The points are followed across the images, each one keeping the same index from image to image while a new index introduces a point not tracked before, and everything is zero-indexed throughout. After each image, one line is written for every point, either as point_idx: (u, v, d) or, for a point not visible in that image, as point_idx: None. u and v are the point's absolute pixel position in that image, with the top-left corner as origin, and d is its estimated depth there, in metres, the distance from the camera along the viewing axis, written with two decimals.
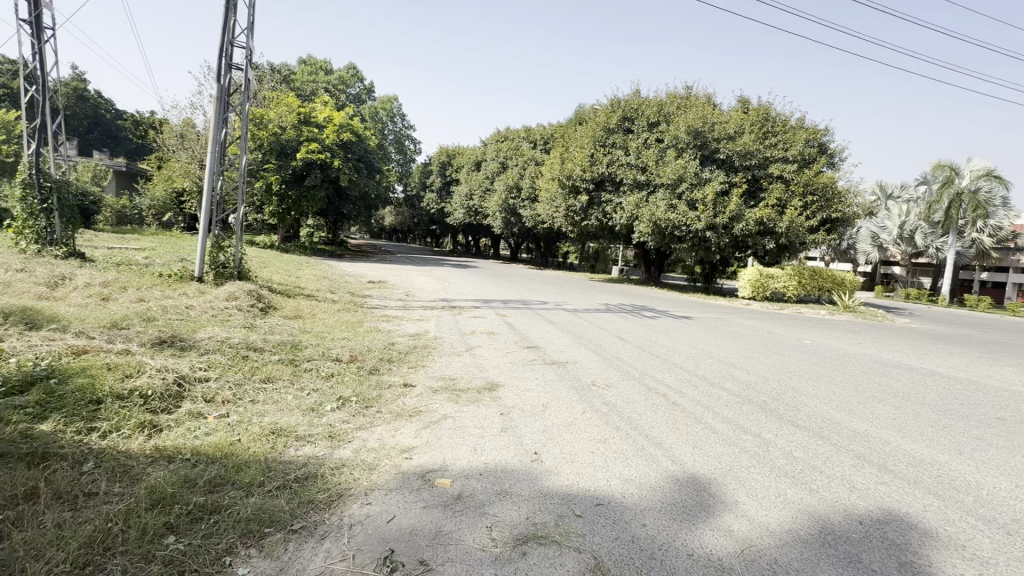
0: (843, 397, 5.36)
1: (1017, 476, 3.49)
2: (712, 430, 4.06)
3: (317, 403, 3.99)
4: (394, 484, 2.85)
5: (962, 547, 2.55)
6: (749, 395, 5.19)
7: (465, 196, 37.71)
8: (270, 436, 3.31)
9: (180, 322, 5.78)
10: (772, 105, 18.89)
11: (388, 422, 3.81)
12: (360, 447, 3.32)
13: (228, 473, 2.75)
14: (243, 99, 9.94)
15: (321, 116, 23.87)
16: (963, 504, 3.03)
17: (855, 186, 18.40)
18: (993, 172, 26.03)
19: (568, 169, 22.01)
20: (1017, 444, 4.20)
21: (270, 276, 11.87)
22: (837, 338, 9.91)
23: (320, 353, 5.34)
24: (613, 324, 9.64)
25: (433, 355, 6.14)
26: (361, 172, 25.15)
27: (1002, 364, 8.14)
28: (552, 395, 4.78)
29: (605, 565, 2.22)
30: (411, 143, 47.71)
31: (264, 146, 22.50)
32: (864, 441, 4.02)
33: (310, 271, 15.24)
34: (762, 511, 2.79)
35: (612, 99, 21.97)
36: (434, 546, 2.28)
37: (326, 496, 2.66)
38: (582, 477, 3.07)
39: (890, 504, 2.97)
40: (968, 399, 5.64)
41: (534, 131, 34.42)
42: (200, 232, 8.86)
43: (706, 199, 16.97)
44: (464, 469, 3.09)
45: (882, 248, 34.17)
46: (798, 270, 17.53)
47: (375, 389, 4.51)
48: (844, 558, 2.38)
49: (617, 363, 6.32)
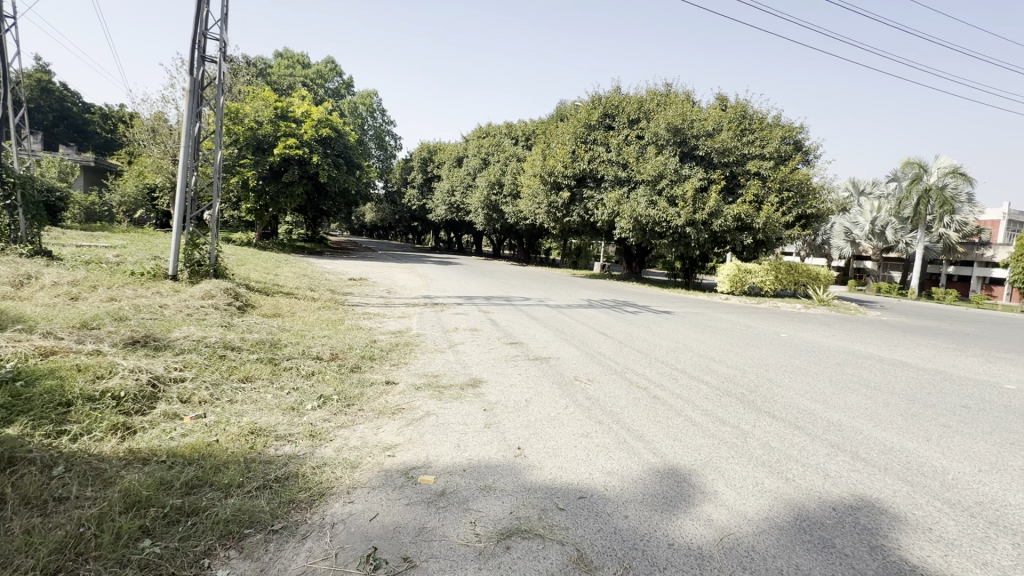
0: (818, 388, 5.51)
1: (979, 461, 3.65)
2: (693, 422, 4.13)
3: (297, 402, 3.93)
4: (376, 483, 2.82)
5: (929, 530, 2.65)
6: (728, 387, 5.29)
7: (447, 192, 37.50)
8: (250, 436, 3.25)
9: (153, 322, 5.63)
10: (749, 103, 19.23)
11: (370, 420, 3.77)
12: (342, 446, 3.28)
13: (205, 475, 2.70)
14: (217, 93, 9.68)
15: (299, 110, 23.38)
16: (930, 489, 3.15)
17: (829, 182, 18.89)
18: (959, 169, 26.99)
19: (550, 165, 22.04)
20: (980, 430, 4.39)
21: (247, 274, 11.62)
22: (812, 331, 10.18)
23: (300, 352, 5.25)
24: (595, 319, 9.73)
25: (415, 351, 6.11)
26: (340, 167, 24.78)
27: (966, 355, 8.48)
28: (535, 391, 4.79)
29: (589, 556, 2.24)
30: (392, 138, 47.19)
31: (240, 141, 21.94)
32: (837, 430, 4.14)
33: (289, 268, 14.97)
34: (741, 500, 2.85)
35: (593, 95, 22.08)
36: (418, 543, 2.28)
37: (308, 495, 2.63)
38: (565, 471, 3.10)
39: (862, 490, 3.07)
40: (935, 388, 5.85)
41: (516, 127, 34.38)
42: (174, 229, 8.63)
43: (686, 195, 17.21)
44: (447, 466, 3.09)
45: (855, 243, 35.10)
46: (775, 265, 17.92)
47: (357, 388, 4.46)
48: (818, 544, 2.45)
49: (599, 358, 6.37)
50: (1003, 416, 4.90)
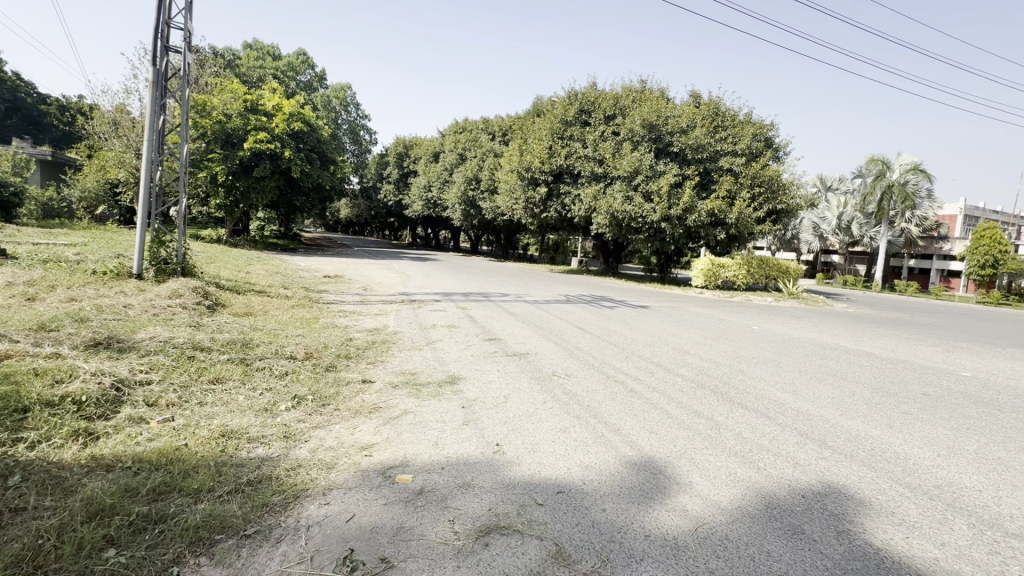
0: (789, 378, 5.68)
1: (938, 446, 3.82)
2: (668, 415, 4.20)
3: (270, 403, 3.85)
4: (353, 483, 2.78)
5: (892, 514, 2.76)
6: (702, 379, 5.41)
7: (424, 188, 37.17)
8: (221, 438, 3.16)
9: (116, 323, 5.41)
10: (721, 100, 19.59)
11: (346, 420, 3.72)
12: (317, 446, 3.22)
13: (174, 480, 2.61)
14: (183, 86, 9.34)
15: (270, 103, 22.74)
16: (892, 474, 3.28)
17: (798, 179, 19.43)
18: (920, 166, 28.08)
19: (527, 161, 22.00)
20: (938, 416, 4.60)
21: (216, 272, 11.29)
22: (782, 324, 10.48)
23: (273, 352, 5.13)
24: (573, 314, 9.79)
25: (392, 349, 6.04)
26: (314, 162, 24.29)
27: (926, 344, 8.86)
28: (513, 386, 4.80)
29: (567, 551, 2.26)
30: (367, 133, 46.45)
31: (208, 134, 21.18)
32: (807, 419, 4.27)
33: (261, 266, 14.61)
34: (715, 490, 2.91)
35: (569, 91, 22.10)
36: (396, 543, 2.26)
37: (282, 498, 2.57)
38: (543, 467, 3.11)
39: (830, 477, 3.18)
40: (898, 377, 6.09)
41: (493, 123, 34.26)
42: (138, 226, 8.32)
43: (661, 191, 17.46)
44: (426, 464, 3.07)
45: (822, 238, 36.22)
46: (747, 260, 18.35)
47: (332, 387, 4.39)
48: (788, 531, 2.52)
49: (577, 352, 6.42)
50: (959, 402, 5.13)
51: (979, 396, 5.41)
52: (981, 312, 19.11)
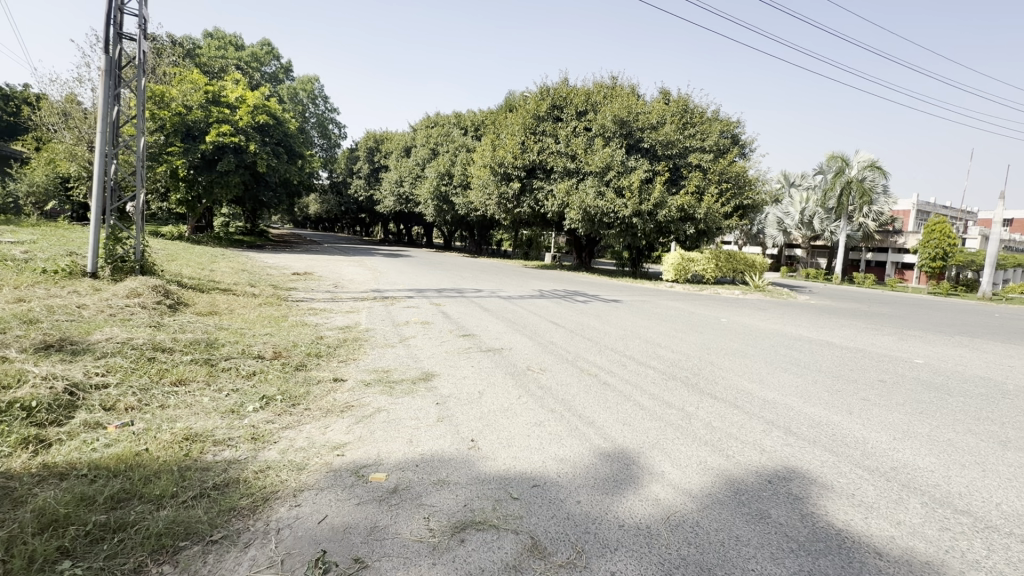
0: (755, 369, 5.86)
1: (894, 430, 4.01)
2: (641, 406, 4.28)
3: (237, 404, 3.73)
4: (325, 483, 2.72)
5: (852, 496, 2.88)
6: (673, 371, 5.53)
7: (395, 183, 36.67)
8: (185, 442, 3.05)
9: (69, 324, 5.14)
10: (689, 97, 19.95)
11: (318, 419, 3.64)
12: (287, 447, 3.14)
13: (134, 487, 2.51)
14: (139, 75, 8.91)
15: (233, 95, 21.93)
16: (853, 458, 3.43)
17: (763, 175, 20.03)
18: (876, 163, 29.32)
19: (499, 156, 21.94)
20: (894, 401, 4.83)
21: (177, 269, 10.85)
22: (749, 316, 10.81)
23: (239, 351, 4.97)
24: (546, 309, 9.85)
25: (365, 347, 5.94)
26: (280, 156, 23.63)
27: (882, 333, 9.29)
28: (487, 381, 4.81)
29: (542, 543, 2.27)
30: (336, 127, 45.42)
31: (167, 126, 20.20)
32: (772, 407, 4.43)
33: (226, 263, 14.14)
34: (685, 478, 2.98)
35: (541, 86, 22.07)
36: (370, 542, 2.22)
37: (250, 502, 2.50)
38: (518, 461, 3.12)
39: (794, 462, 3.29)
40: (857, 365, 6.37)
41: (465, 117, 34.02)
42: (91, 223, 7.92)
43: (632, 186, 17.70)
44: (399, 462, 3.03)
45: (786, 232, 37.44)
46: (715, 254, 18.83)
47: (302, 386, 4.29)
48: (755, 515, 2.60)
49: (551, 347, 6.45)
50: (912, 387, 5.40)
51: (930, 381, 5.70)
52: (931, 302, 20.17)
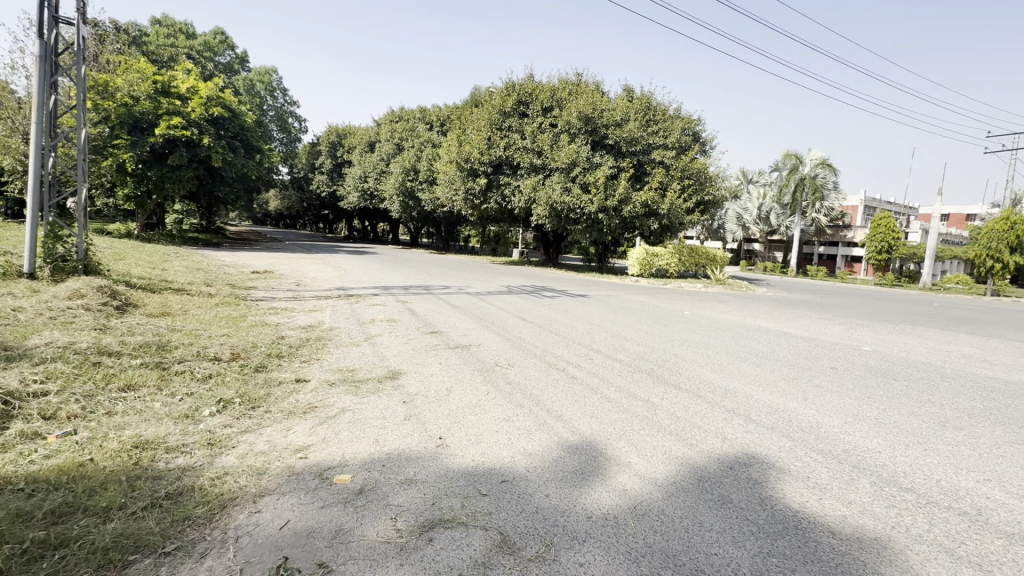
0: (717, 359, 6.05)
1: (845, 414, 4.22)
2: (607, 399, 4.34)
3: (192, 408, 3.57)
4: (286, 488, 2.63)
5: (807, 478, 3.01)
6: (639, 363, 5.64)
7: (359, 178, 35.90)
8: (134, 450, 2.89)
9: (3, 329, 4.79)
10: (652, 94, 20.30)
11: (278, 422, 3.51)
12: (246, 452, 3.02)
13: (77, 499, 2.35)
14: (78, 62, 8.36)
15: (184, 86, 20.89)
16: (807, 442, 3.58)
17: (723, 171, 20.66)
18: (827, 160, 30.79)
19: (466, 152, 21.80)
20: (845, 387, 5.09)
21: (125, 269, 10.27)
22: (711, 308, 11.13)
23: (194, 354, 4.75)
24: (514, 305, 9.84)
25: (328, 346, 5.78)
26: (237, 151, 22.71)
27: (834, 323, 9.75)
28: (456, 378, 4.78)
29: (511, 538, 2.27)
30: (296, 120, 44.01)
31: (112, 118, 19.09)
32: (733, 396, 4.58)
33: (179, 262, 13.51)
34: (651, 467, 3.05)
35: (507, 82, 22.01)
36: (334, 546, 2.16)
37: (206, 510, 2.39)
38: (486, 457, 3.11)
39: (753, 448, 3.42)
40: (811, 354, 6.66)
41: (430, 112, 33.57)
42: (27, 219, 7.41)
43: (598, 182, 17.93)
44: (365, 462, 2.97)
45: (745, 227, 38.79)
46: (678, 249, 19.31)
47: (262, 388, 4.14)
48: (717, 501, 2.68)
49: (519, 342, 6.48)
50: (861, 373, 5.71)
51: (877, 367, 6.02)
52: (878, 293, 21.31)
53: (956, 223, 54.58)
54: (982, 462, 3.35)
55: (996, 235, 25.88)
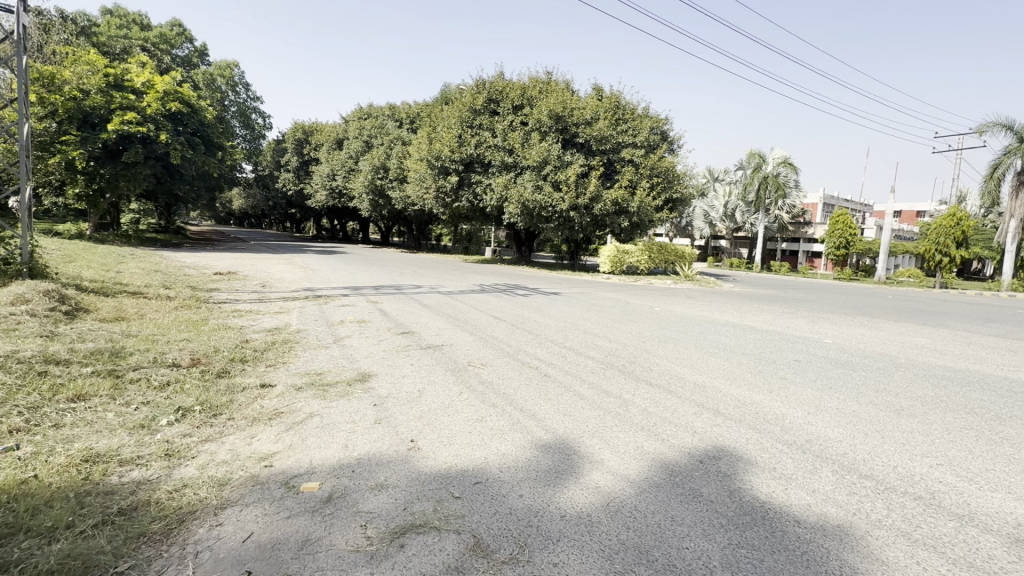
0: (687, 354, 6.16)
1: (807, 405, 4.37)
2: (580, 396, 4.36)
3: (149, 418, 3.40)
4: (250, 498, 2.53)
5: (773, 469, 3.09)
6: (611, 360, 5.69)
7: (327, 177, 35.11)
8: (83, 464, 2.72)
9: None
10: (621, 93, 20.55)
11: (242, 429, 3.38)
12: (207, 462, 2.89)
13: (18, 520, 2.19)
14: (18, 52, 7.85)
15: (138, 79, 19.92)
16: (773, 433, 3.68)
17: (690, 170, 21.13)
18: (789, 159, 31.89)
19: (436, 149, 21.60)
20: (808, 379, 5.26)
21: (76, 272, 9.75)
22: (681, 304, 11.35)
23: (150, 360, 4.53)
24: (487, 304, 9.80)
25: (296, 349, 5.62)
26: (197, 148, 21.83)
27: (797, 317, 10.09)
28: (428, 379, 4.72)
29: (485, 541, 2.24)
30: (260, 116, 42.65)
31: (59, 112, 18.10)
32: (702, 390, 4.67)
33: (136, 264, 12.91)
34: (623, 463, 3.07)
35: (477, 80, 21.92)
36: (301, 557, 2.09)
37: (163, 525, 2.27)
38: (459, 458, 3.07)
39: (722, 441, 3.49)
40: (776, 347, 6.87)
41: (399, 110, 33.15)
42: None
43: (569, 180, 18.03)
44: (333, 469, 2.88)
45: (712, 224, 39.78)
46: (648, 246, 19.64)
47: (225, 394, 3.98)
48: (688, 495, 2.72)
49: (492, 341, 6.45)
50: (823, 365, 5.92)
51: (838, 359, 6.26)
52: (837, 286, 22.18)
53: (908, 219, 57.20)
54: (933, 448, 3.52)
55: (944, 231, 27.33)
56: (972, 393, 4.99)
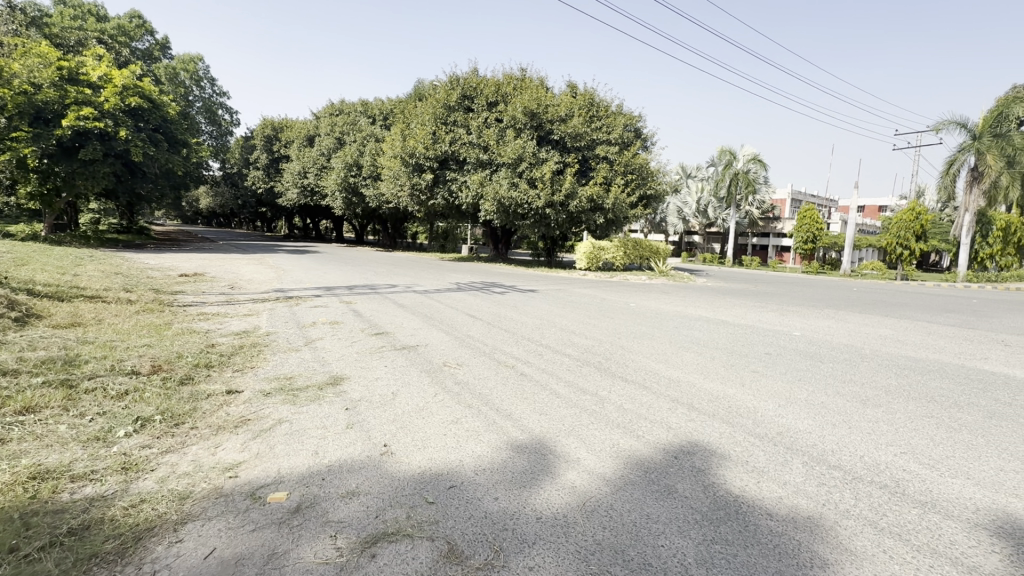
0: (662, 350, 6.23)
1: (778, 397, 4.46)
2: (557, 395, 4.34)
3: (105, 429, 3.23)
4: (213, 511, 2.42)
5: (746, 463, 3.12)
6: (587, 357, 5.71)
7: (298, 174, 34.33)
8: (31, 482, 2.56)
9: None
10: (595, 90, 20.64)
11: (206, 439, 3.25)
12: (168, 475, 2.76)
13: None
14: None
15: (95, 72, 19.02)
16: (746, 427, 3.73)
17: (663, 166, 21.42)
18: (758, 156, 32.68)
19: (410, 146, 21.35)
20: (778, 371, 5.39)
21: (28, 276, 9.28)
22: (656, 300, 11.49)
23: (107, 368, 4.32)
24: (463, 302, 9.72)
25: (265, 353, 5.45)
26: (160, 145, 20.99)
27: (768, 310, 10.32)
28: (401, 381, 4.63)
29: (459, 548, 2.19)
30: (227, 111, 41.36)
31: (9, 108, 17.21)
32: (677, 385, 4.72)
33: (95, 266, 12.37)
34: (599, 462, 3.06)
35: (451, 76, 21.73)
36: (267, 573, 2.01)
37: (117, 544, 2.15)
38: (433, 461, 3.01)
39: (696, 436, 3.52)
40: (748, 340, 7.00)
41: (372, 106, 32.61)
42: None
43: (544, 177, 18.02)
44: (302, 477, 2.79)
45: (685, 220, 40.53)
46: (623, 242, 19.82)
47: (188, 402, 3.82)
48: (663, 492, 2.72)
49: (468, 340, 6.40)
50: (792, 357, 6.06)
51: (807, 351, 6.42)
52: (804, 280, 22.82)
53: (870, 214, 59.49)
54: (898, 437, 3.62)
55: (905, 225, 28.44)
56: (933, 381, 5.18)
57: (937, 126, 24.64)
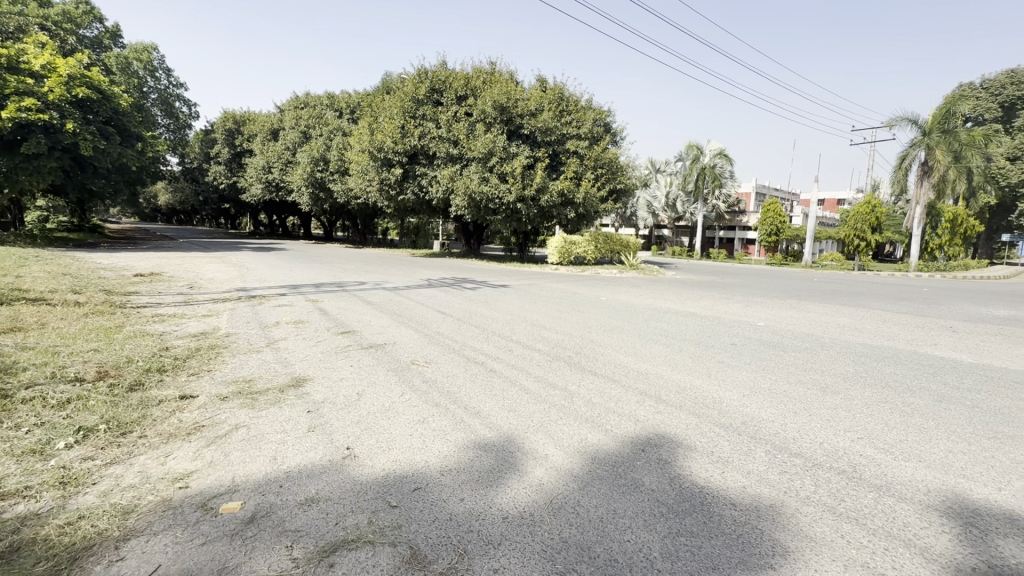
0: (631, 343, 6.27)
1: (743, 387, 4.55)
2: (526, 391, 4.31)
3: (43, 442, 3.02)
4: (160, 526, 2.28)
5: (712, 454, 3.15)
6: (557, 351, 5.70)
7: (262, 169, 33.27)
8: None
9: None
10: (565, 85, 20.63)
11: (156, 448, 3.08)
12: (112, 488, 2.60)
13: None
14: None
15: (37, 61, 17.91)
16: (711, 418, 3.78)
17: (632, 161, 21.66)
18: (723, 151, 33.50)
19: (378, 140, 20.90)
20: (742, 361, 5.51)
21: None
22: (626, 293, 11.61)
23: (48, 375, 4.05)
24: (433, 299, 9.60)
25: (224, 355, 5.23)
26: (112, 138, 19.89)
27: (734, 302, 10.56)
28: (368, 380, 4.51)
29: (422, 553, 2.13)
30: (185, 103, 39.64)
31: None
32: (645, 377, 4.76)
33: (40, 266, 11.65)
34: (566, 458, 3.03)
35: (419, 69, 21.35)
36: None
37: (50, 567, 2.00)
38: (398, 463, 2.93)
39: (663, 428, 3.55)
40: (714, 331, 7.13)
41: (338, 99, 31.79)
42: None
43: (515, 172, 17.98)
44: (257, 485, 2.66)
45: (654, 214, 41.19)
46: (594, 237, 19.95)
47: (137, 410, 3.62)
48: (630, 487, 2.72)
49: (437, 337, 6.31)
50: (756, 347, 6.21)
51: (770, 341, 6.58)
52: (768, 271, 23.50)
53: (830, 207, 61.86)
54: (855, 422, 3.73)
55: (861, 217, 29.55)
56: (887, 367, 5.38)
57: (891, 122, 25.66)
